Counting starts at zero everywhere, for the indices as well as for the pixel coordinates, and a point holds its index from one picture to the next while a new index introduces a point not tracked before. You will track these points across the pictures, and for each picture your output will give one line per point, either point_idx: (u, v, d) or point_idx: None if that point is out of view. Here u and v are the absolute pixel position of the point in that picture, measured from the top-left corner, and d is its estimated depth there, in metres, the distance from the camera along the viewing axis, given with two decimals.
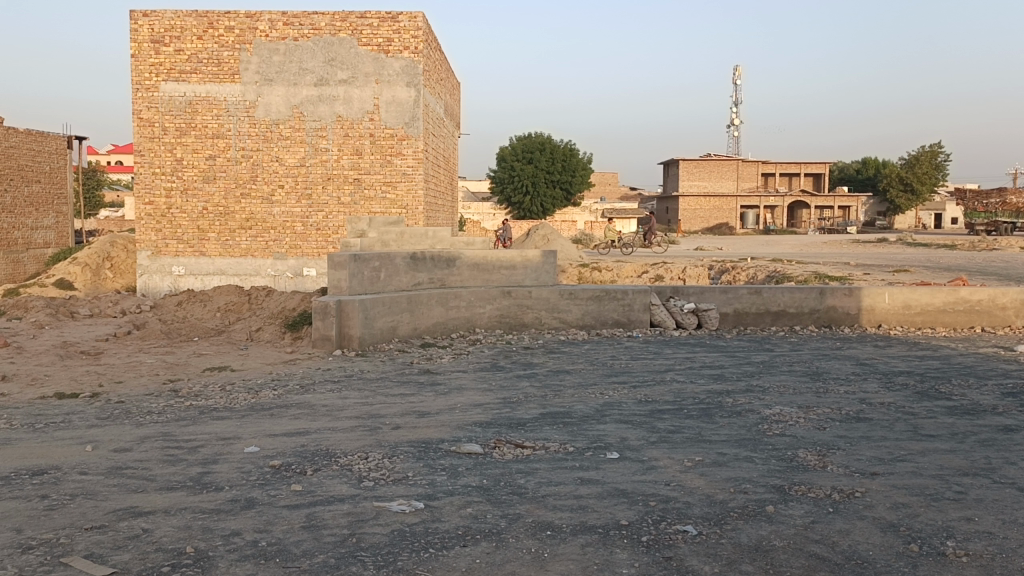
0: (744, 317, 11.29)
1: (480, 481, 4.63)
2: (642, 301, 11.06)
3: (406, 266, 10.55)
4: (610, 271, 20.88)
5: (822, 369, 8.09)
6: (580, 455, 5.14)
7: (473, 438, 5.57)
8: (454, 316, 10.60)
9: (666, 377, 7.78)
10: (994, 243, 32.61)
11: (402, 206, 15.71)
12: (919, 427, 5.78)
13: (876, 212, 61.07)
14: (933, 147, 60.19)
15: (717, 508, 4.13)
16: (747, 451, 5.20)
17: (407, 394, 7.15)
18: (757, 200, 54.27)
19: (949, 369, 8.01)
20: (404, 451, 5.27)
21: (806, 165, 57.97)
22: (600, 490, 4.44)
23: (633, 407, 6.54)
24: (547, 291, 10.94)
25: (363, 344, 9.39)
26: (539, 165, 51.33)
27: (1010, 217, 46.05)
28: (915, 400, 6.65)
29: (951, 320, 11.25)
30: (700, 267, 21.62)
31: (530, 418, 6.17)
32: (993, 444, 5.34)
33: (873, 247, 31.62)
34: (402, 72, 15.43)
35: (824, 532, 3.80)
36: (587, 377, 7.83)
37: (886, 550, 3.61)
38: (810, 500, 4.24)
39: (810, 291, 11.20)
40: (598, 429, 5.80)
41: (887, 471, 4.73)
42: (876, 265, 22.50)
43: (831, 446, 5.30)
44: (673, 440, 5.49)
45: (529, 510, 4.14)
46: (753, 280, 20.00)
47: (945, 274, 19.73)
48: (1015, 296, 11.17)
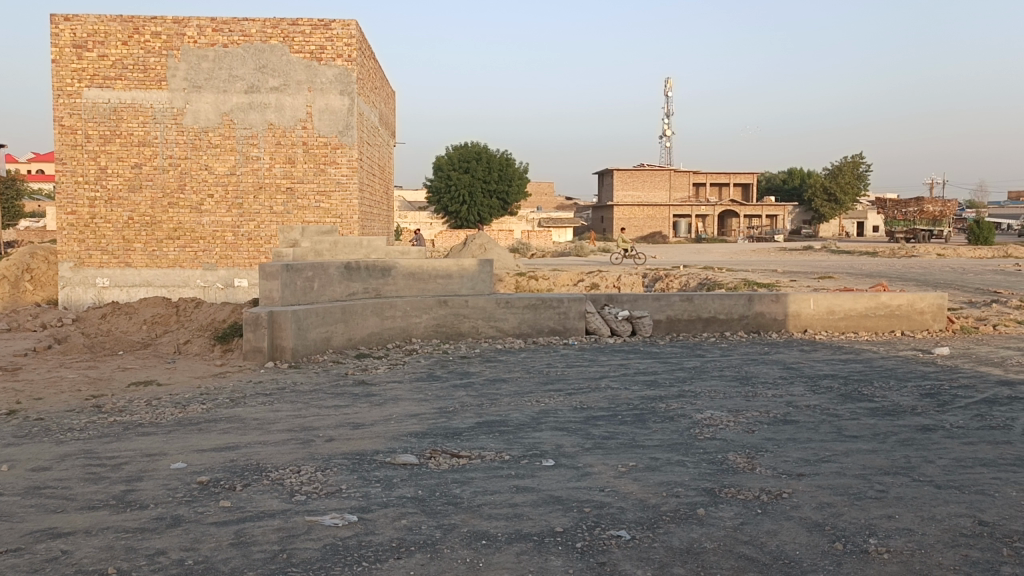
0: (676, 324, 11.48)
1: (415, 491, 4.59)
2: (577, 309, 11.15)
3: (340, 276, 10.44)
4: (546, 280, 20.99)
5: (751, 374, 8.29)
6: (515, 463, 5.14)
7: (408, 449, 5.52)
8: (390, 326, 10.48)
9: (601, 384, 7.84)
10: (912, 250, 33.91)
11: (337, 215, 15.55)
12: (842, 429, 5.96)
13: (802, 221, 63.11)
14: (855, 158, 62.42)
15: (650, 513, 4.18)
16: (680, 456, 5.28)
17: (341, 405, 7.05)
18: (689, 209, 55.44)
19: (871, 372, 8.27)
20: (337, 464, 5.19)
21: (735, 176, 59.39)
22: (535, 497, 4.45)
23: (569, 414, 6.58)
24: (483, 299, 10.91)
25: (295, 356, 9.21)
26: (475, 174, 51.41)
27: (926, 225, 48.15)
28: (839, 402, 6.85)
29: (872, 324, 11.65)
30: (634, 275, 22.05)
31: (466, 428, 6.15)
32: (912, 444, 5.53)
33: (798, 255, 32.63)
34: (335, 80, 15.30)
35: (752, 534, 3.88)
36: (524, 386, 7.84)
37: (813, 549, 3.70)
38: (740, 502, 4.32)
39: (739, 298, 11.46)
40: (533, 437, 5.82)
41: (813, 472, 4.86)
42: (800, 272, 23.18)
43: (760, 448, 5.42)
44: (607, 446, 5.55)
45: (464, 519, 4.11)
46: (686, 287, 20.40)
47: (866, 280, 20.44)
48: (932, 301, 11.64)
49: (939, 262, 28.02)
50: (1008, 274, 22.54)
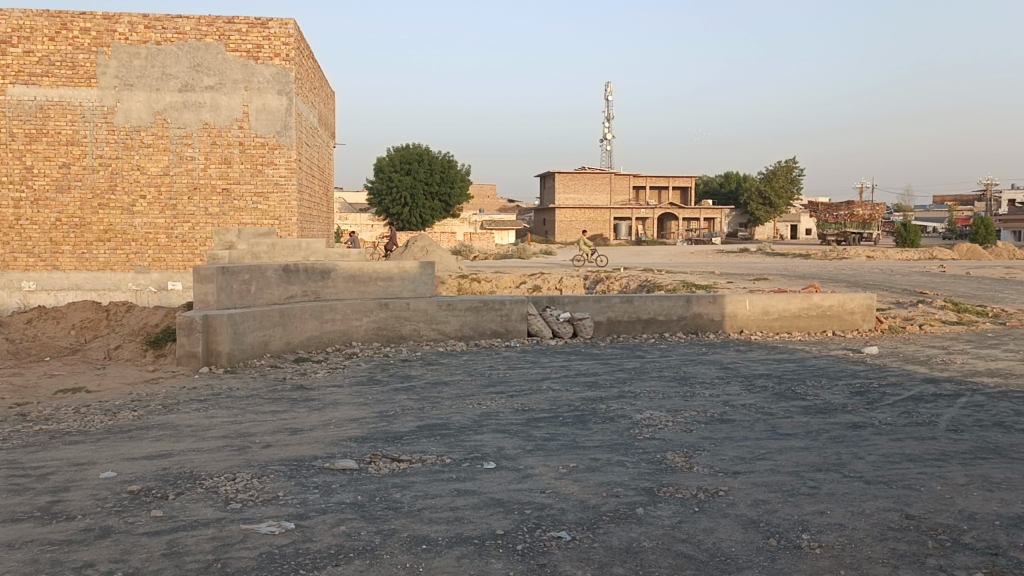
0: (616, 325, 11.60)
1: (355, 497, 4.53)
2: (519, 311, 11.19)
3: (278, 278, 10.27)
4: (488, 283, 20.99)
5: (689, 374, 8.42)
6: (456, 466, 5.12)
7: (347, 454, 5.45)
8: (329, 329, 10.32)
9: (542, 386, 7.87)
10: (842, 252, 34.95)
11: (274, 217, 15.29)
12: (777, 427, 6.10)
13: (738, 224, 64.47)
14: (789, 162, 64.06)
15: (590, 513, 4.21)
16: (619, 456, 5.33)
17: (279, 411, 6.93)
18: (629, 212, 56.11)
19: (804, 371, 8.48)
20: (274, 470, 5.10)
21: (674, 180, 60.33)
22: (476, 500, 4.43)
23: (510, 416, 6.58)
24: (425, 302, 10.83)
25: (231, 360, 9.02)
26: (417, 176, 51.13)
27: (857, 228, 49.73)
28: (774, 401, 7.00)
29: (805, 324, 11.96)
30: (576, 277, 22.23)
31: (407, 431, 6.10)
32: (843, 441, 5.69)
33: (734, 257, 33.27)
34: (272, 80, 15.06)
35: (690, 532, 3.93)
36: (465, 388, 7.82)
37: (748, 545, 3.78)
38: (678, 501, 4.38)
39: (678, 299, 11.64)
40: (474, 440, 5.81)
41: (748, 470, 4.96)
42: (736, 274, 23.68)
43: (697, 447, 5.50)
44: (549, 448, 5.56)
45: (404, 524, 4.08)
46: (626, 290, 20.66)
47: (800, 282, 20.98)
48: (862, 301, 12.00)
49: (868, 265, 28.98)
50: (932, 276, 23.41)
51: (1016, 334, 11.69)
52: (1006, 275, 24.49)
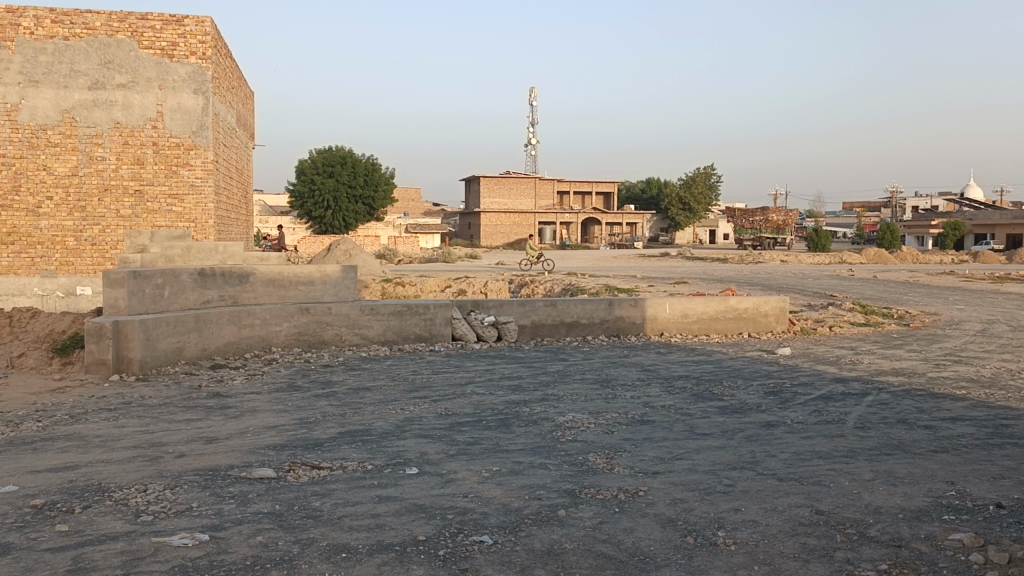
0: (540, 329, 11.69)
1: (273, 506, 4.43)
2: (443, 315, 11.15)
3: (193, 283, 9.98)
4: (413, 286, 20.85)
5: (611, 376, 8.52)
6: (378, 472, 5.06)
7: (265, 462, 5.33)
8: (248, 335, 10.05)
9: (466, 390, 7.85)
10: (759, 256, 36.07)
11: (190, 220, 14.85)
12: (695, 427, 6.24)
13: (659, 229, 65.80)
14: (707, 169, 65.71)
15: (512, 516, 4.22)
16: (542, 459, 5.36)
17: (194, 419, 6.72)
18: (553, 216, 56.60)
19: (720, 372, 8.71)
20: (188, 481, 4.94)
21: (597, 185, 61.13)
22: (397, 506, 4.39)
23: (433, 421, 6.54)
24: (348, 306, 10.67)
25: (144, 368, 8.70)
26: (340, 179, 50.43)
27: (772, 233, 51.40)
28: (692, 402, 7.17)
29: (722, 326, 12.27)
30: (501, 281, 22.30)
31: (327, 438, 6.00)
32: (757, 439, 5.86)
33: (655, 261, 33.91)
34: (188, 79, 14.65)
35: (610, 532, 3.98)
36: (388, 394, 7.74)
37: (666, 544, 3.84)
38: (598, 502, 4.43)
39: (600, 303, 11.80)
40: (397, 446, 5.75)
41: (667, 470, 5.06)
42: (657, 278, 24.13)
43: (618, 448, 5.58)
44: (472, 452, 5.55)
45: (323, 533, 4.01)
46: (551, 293, 20.82)
47: (718, 285, 21.54)
48: (775, 304, 12.40)
49: (783, 268, 30.00)
50: (841, 279, 24.36)
51: (919, 335, 12.26)
52: (910, 279, 25.67)
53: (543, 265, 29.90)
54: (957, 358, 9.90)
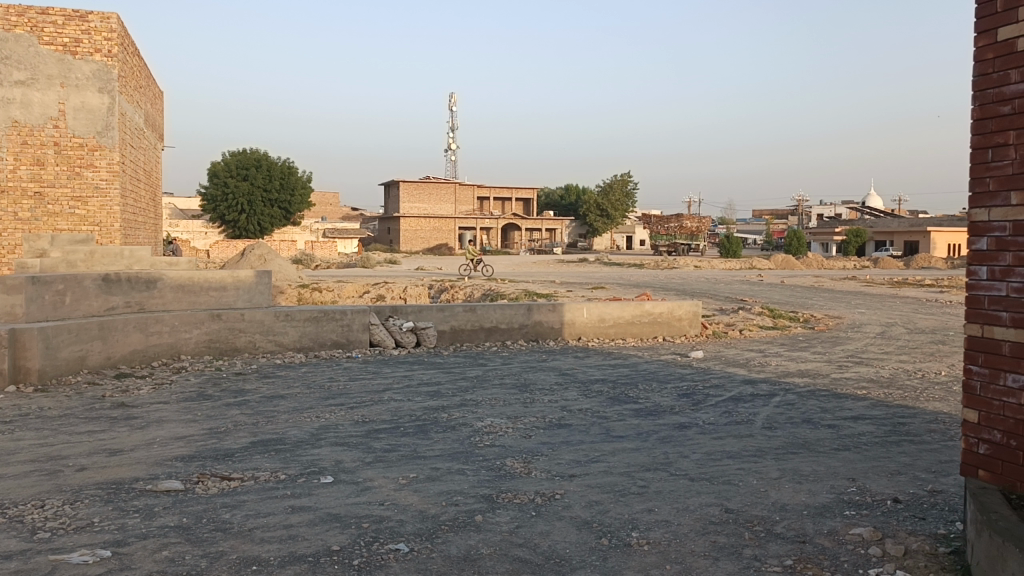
0: (460, 334, 11.66)
1: (180, 519, 4.28)
2: (361, 321, 11.01)
3: (97, 289, 9.59)
4: (330, 292, 20.52)
5: (529, 381, 8.56)
6: (291, 482, 4.95)
7: (173, 474, 5.14)
8: (156, 342, 9.72)
9: (383, 397, 7.75)
10: (673, 262, 36.95)
11: (94, 223, 14.33)
12: (611, 430, 6.33)
13: (578, 235, 66.61)
14: (624, 176, 66.95)
15: (429, 523, 4.19)
16: (459, 464, 5.34)
17: (96, 431, 6.43)
18: (473, 222, 56.65)
19: (636, 376, 8.86)
20: (89, 495, 4.72)
21: (516, 191, 61.50)
22: (311, 516, 4.30)
23: (349, 428, 6.44)
24: (262, 313, 10.43)
25: (43, 378, 8.26)
26: (255, 182, 49.38)
27: (686, 239, 52.69)
28: (608, 405, 7.27)
29: (638, 330, 12.50)
30: (420, 287, 22.17)
31: (239, 448, 5.84)
32: (670, 440, 5.98)
33: (574, 267, 34.34)
34: (93, 77, 14.05)
35: (526, 536, 4.00)
36: (303, 401, 7.59)
37: (581, 546, 3.88)
38: (515, 506, 4.44)
39: (519, 307, 11.89)
40: (311, 454, 5.63)
41: (583, 473, 5.11)
42: (574, 283, 24.44)
43: (535, 453, 5.61)
44: (388, 459, 5.49)
45: (233, 546, 3.89)
46: (470, 298, 20.81)
47: (634, 291, 21.96)
48: (688, 308, 12.72)
49: (696, 274, 30.77)
50: (751, 285, 25.18)
51: (823, 337, 12.76)
52: (815, 284, 26.72)
53: (483, 272, 29.86)
54: (858, 359, 10.33)
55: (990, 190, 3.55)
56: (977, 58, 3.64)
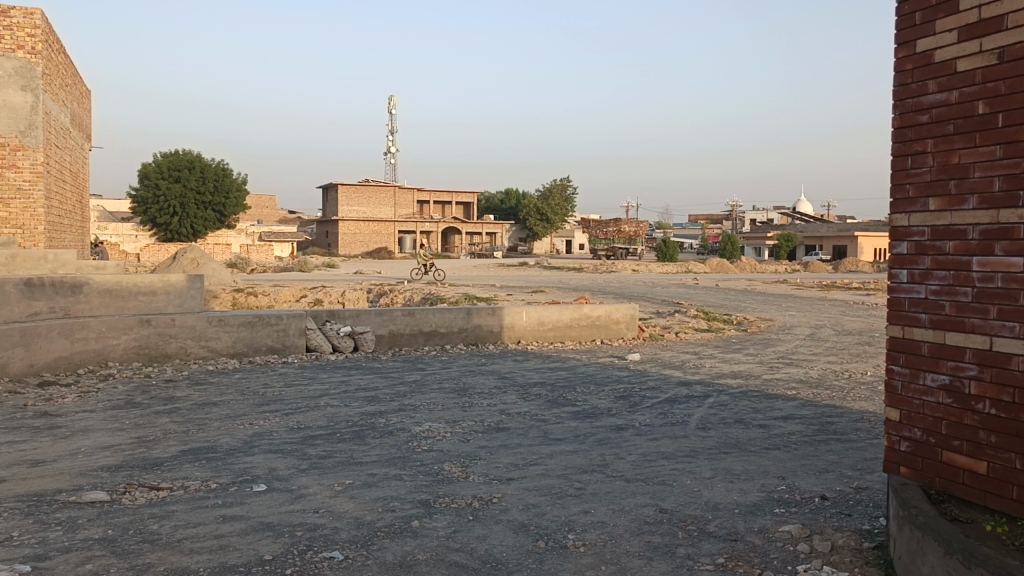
0: (398, 339, 11.56)
1: (105, 531, 4.13)
2: (297, 326, 10.83)
3: (19, 294, 9.20)
4: (266, 296, 20.14)
5: (468, 385, 8.54)
6: (223, 491, 4.84)
7: (98, 485, 4.97)
8: (82, 349, 9.36)
9: (320, 403, 7.64)
10: (612, 266, 37.33)
11: (16, 225, 13.79)
12: (549, 433, 6.36)
13: (518, 239, 66.82)
14: (564, 180, 67.49)
15: (365, 530, 4.14)
16: (396, 470, 5.29)
17: (16, 441, 6.17)
18: (413, 225, 56.32)
19: (574, 379, 8.92)
20: (8, 509, 4.53)
21: (456, 195, 61.40)
22: (243, 526, 4.21)
23: (283, 435, 6.33)
24: (194, 318, 10.16)
25: None
26: (188, 184, 48.19)
27: (624, 243, 53.31)
28: (546, 408, 7.30)
29: (577, 334, 12.59)
30: (358, 291, 21.94)
31: (168, 457, 5.68)
32: (607, 442, 6.04)
33: (514, 270, 34.39)
34: (15, 74, 13.47)
35: (463, 541, 3.98)
36: (236, 408, 7.42)
37: (518, 549, 3.88)
38: (452, 511, 4.42)
39: (458, 311, 11.85)
40: (244, 462, 5.52)
41: (521, 476, 5.12)
42: (514, 287, 24.50)
43: (473, 457, 5.59)
44: (324, 466, 5.41)
45: (161, 557, 3.78)
46: (410, 302, 20.68)
47: (573, 294, 22.14)
48: (626, 311, 12.88)
49: (634, 278, 31.19)
50: (687, 288, 25.61)
51: (755, 339, 13.06)
52: (749, 287, 27.34)
53: (425, 275, 29.72)
54: (788, 360, 10.60)
55: (910, 196, 3.69)
56: (896, 68, 3.78)
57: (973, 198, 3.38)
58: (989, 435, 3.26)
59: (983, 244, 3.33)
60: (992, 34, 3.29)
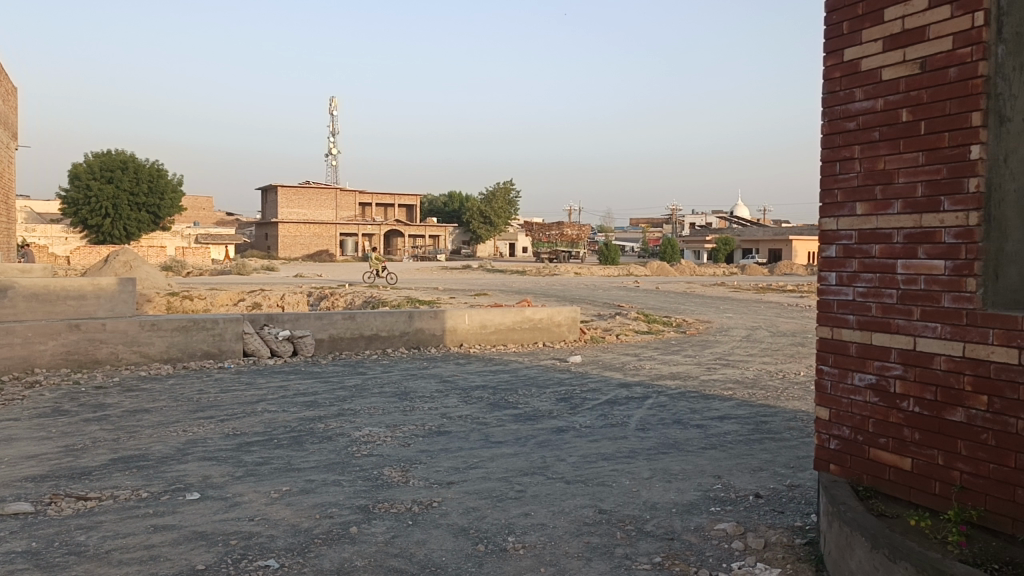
0: (339, 343, 11.43)
1: (28, 544, 3.98)
2: (234, 330, 10.61)
3: None
4: (202, 300, 19.70)
5: (409, 389, 8.48)
6: (154, 500, 4.71)
7: (22, 496, 4.78)
8: (6, 355, 9.01)
9: (257, 408, 7.49)
10: (555, 269, 37.54)
11: None
12: (490, 435, 6.36)
13: (461, 242, 66.71)
14: (507, 183, 67.68)
15: (302, 537, 4.07)
16: (335, 475, 5.22)
17: None
18: (355, 228, 55.75)
19: (515, 381, 8.93)
20: None
21: (399, 198, 61.02)
22: (175, 535, 4.10)
23: (219, 442, 6.19)
24: (125, 323, 9.88)
25: None
26: (121, 185, 46.87)
27: (567, 246, 53.65)
28: (487, 411, 7.30)
29: (519, 337, 12.62)
30: (298, 294, 21.62)
31: (97, 466, 5.50)
32: (548, 445, 6.06)
33: (457, 274, 34.32)
34: None
35: (402, 546, 3.95)
36: (170, 415, 7.23)
37: (457, 553, 3.87)
38: (392, 516, 4.38)
39: (400, 315, 11.76)
40: (177, 470, 5.38)
41: (461, 479, 5.10)
42: (457, 290, 24.45)
43: (414, 461, 5.55)
44: (260, 472, 5.31)
45: (88, 570, 3.65)
46: (352, 306, 20.47)
47: (515, 297, 22.21)
48: (568, 314, 12.96)
49: (576, 281, 31.42)
50: (628, 291, 25.93)
51: (694, 341, 13.28)
52: (689, 290, 27.81)
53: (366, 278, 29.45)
54: (726, 361, 10.80)
55: (838, 201, 3.80)
56: (825, 77, 3.89)
57: (897, 203, 3.49)
58: (913, 433, 3.37)
59: (906, 247, 3.44)
60: (914, 45, 3.39)
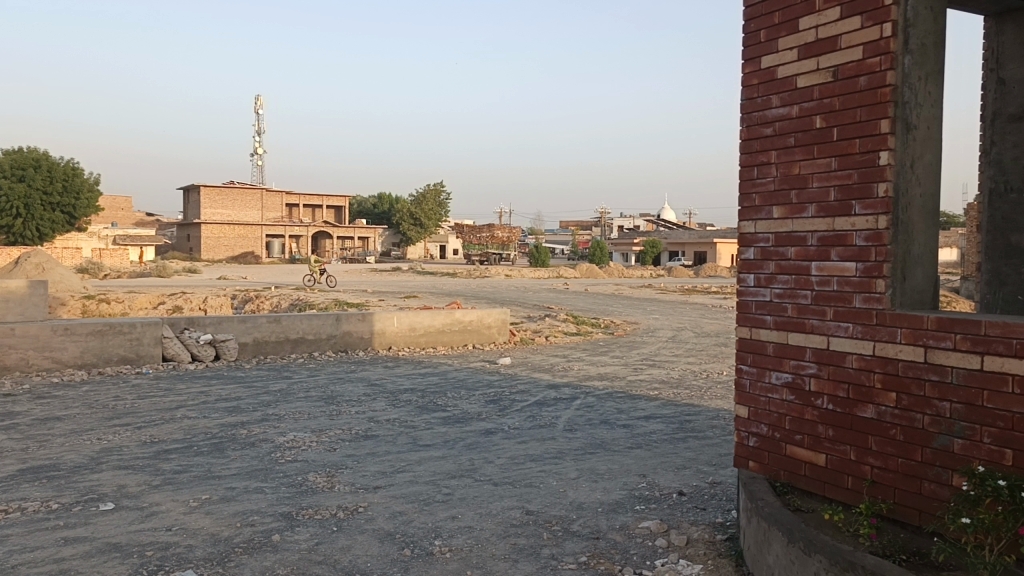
0: (263, 346, 11.19)
1: None
2: (153, 334, 10.27)
3: None
4: (120, 304, 19.03)
5: (336, 393, 8.36)
6: (65, 512, 4.52)
7: None
8: None
9: (177, 415, 7.27)
10: (486, 271, 37.56)
11: None
12: (417, 439, 6.31)
13: (391, 244, 66.16)
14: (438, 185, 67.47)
15: (222, 546, 3.96)
16: (258, 482, 5.10)
17: None
18: (282, 229, 54.69)
19: (444, 384, 8.89)
20: None
21: (327, 199, 60.16)
22: (86, 548, 3.94)
23: (135, 450, 5.98)
24: (36, 327, 9.46)
25: None
26: (33, 184, 44.94)
27: (498, 248, 53.72)
28: (415, 414, 7.24)
29: (448, 339, 12.57)
30: (222, 297, 21.09)
31: (2, 477, 5.24)
32: (476, 447, 6.05)
33: (387, 275, 34.05)
34: None
35: (326, 552, 3.88)
36: (83, 423, 6.95)
37: (383, 559, 3.82)
38: (316, 523, 4.30)
39: (327, 317, 11.58)
40: (91, 480, 5.17)
41: (388, 484, 5.05)
42: (387, 292, 24.25)
43: (339, 466, 5.47)
44: (179, 481, 5.15)
45: None
46: (278, 308, 20.07)
47: (445, 299, 22.14)
48: (497, 316, 12.99)
49: (506, 283, 31.51)
50: (557, 292, 26.16)
51: (621, 342, 13.46)
52: (617, 291, 28.21)
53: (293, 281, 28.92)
54: (652, 362, 10.97)
55: (756, 205, 3.91)
56: (743, 83, 4.00)
57: (811, 207, 3.60)
58: (827, 429, 3.48)
59: (820, 250, 3.55)
60: (828, 54, 3.51)
